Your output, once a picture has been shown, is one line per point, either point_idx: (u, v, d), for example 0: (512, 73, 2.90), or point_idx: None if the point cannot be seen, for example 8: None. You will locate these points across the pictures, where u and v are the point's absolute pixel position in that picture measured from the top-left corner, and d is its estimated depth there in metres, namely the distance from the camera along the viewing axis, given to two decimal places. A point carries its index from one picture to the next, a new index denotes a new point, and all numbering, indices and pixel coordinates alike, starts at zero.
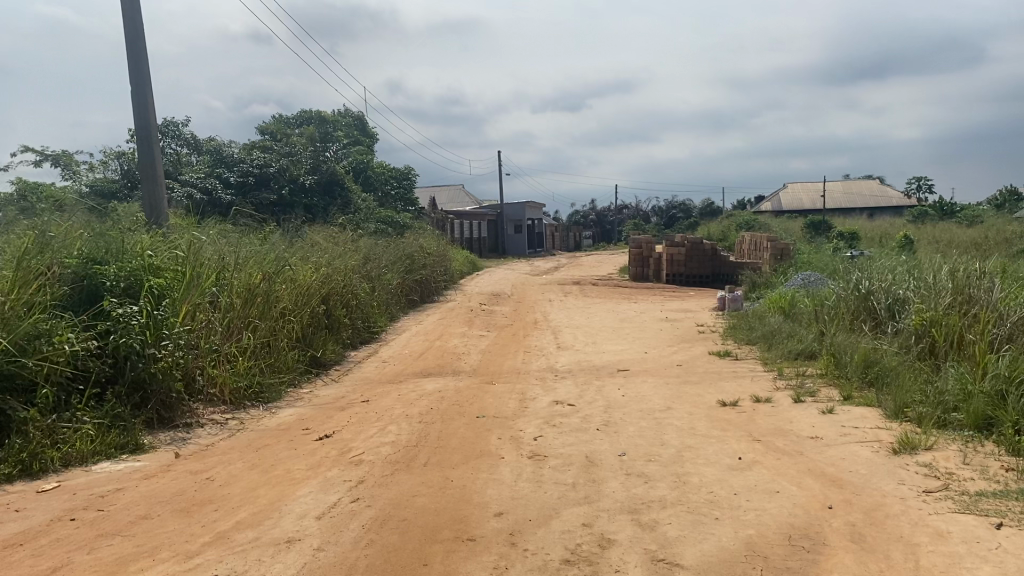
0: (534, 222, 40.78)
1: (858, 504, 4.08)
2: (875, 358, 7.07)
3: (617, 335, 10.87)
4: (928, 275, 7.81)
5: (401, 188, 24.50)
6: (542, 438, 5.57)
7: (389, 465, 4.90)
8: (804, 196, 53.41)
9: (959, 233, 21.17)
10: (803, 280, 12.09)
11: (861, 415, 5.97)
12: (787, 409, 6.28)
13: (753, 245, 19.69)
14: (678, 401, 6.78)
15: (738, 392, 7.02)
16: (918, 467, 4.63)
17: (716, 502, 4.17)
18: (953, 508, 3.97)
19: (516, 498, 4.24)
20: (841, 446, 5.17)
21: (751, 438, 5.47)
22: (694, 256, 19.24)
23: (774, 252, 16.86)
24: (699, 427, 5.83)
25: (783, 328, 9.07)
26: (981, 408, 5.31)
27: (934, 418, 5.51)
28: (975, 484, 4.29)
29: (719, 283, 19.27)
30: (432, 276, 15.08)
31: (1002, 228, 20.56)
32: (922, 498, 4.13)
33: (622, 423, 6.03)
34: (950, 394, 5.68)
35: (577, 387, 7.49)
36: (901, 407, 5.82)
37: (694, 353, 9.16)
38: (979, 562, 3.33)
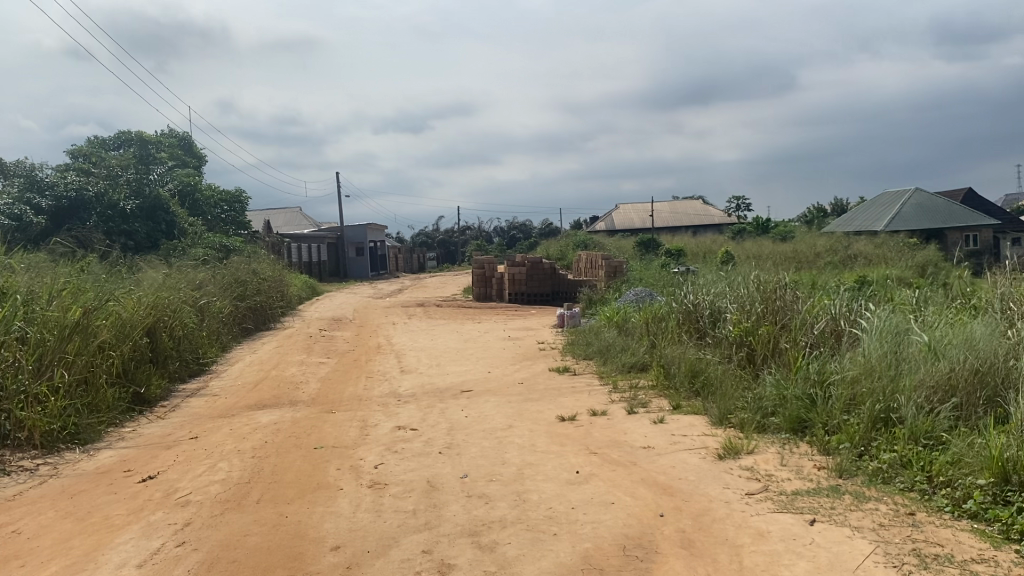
0: (375, 246, 40.36)
1: (687, 510, 4.25)
2: (700, 367, 7.43)
3: (460, 356, 10.89)
4: (745, 288, 8.32)
5: (232, 213, 23.76)
6: (382, 465, 5.48)
7: (218, 505, 4.66)
8: (637, 216, 55.77)
9: (776, 247, 22.70)
10: (635, 296, 12.58)
11: (689, 422, 6.26)
12: (622, 421, 6.49)
13: (590, 263, 20.31)
14: (520, 418, 6.85)
15: (576, 406, 7.18)
16: (741, 470, 4.89)
17: (554, 518, 4.23)
18: (772, 507, 4.21)
19: (354, 530, 4.13)
20: (672, 454, 5.38)
21: (588, 451, 5.59)
22: (535, 276, 19.58)
23: (609, 270, 17.46)
24: (538, 444, 5.92)
25: (617, 343, 9.42)
26: (795, 411, 5.69)
27: (754, 423, 5.85)
28: (791, 484, 4.57)
29: (559, 301, 19.72)
30: (268, 302, 14.57)
31: (812, 243, 22.18)
32: (744, 500, 4.35)
33: (464, 445, 6.03)
34: (768, 399, 6.05)
35: (419, 411, 7.42)
36: (725, 414, 6.15)
37: (535, 371, 9.30)
38: (795, 558, 3.54)
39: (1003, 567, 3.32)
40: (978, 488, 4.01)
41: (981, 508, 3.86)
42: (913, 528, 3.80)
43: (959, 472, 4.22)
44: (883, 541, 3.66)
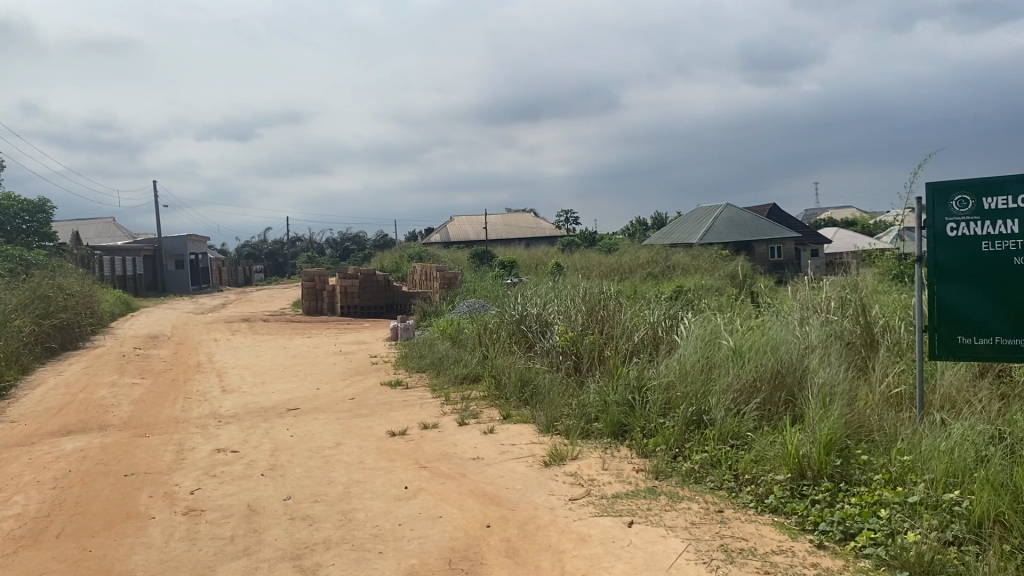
0: (198, 258, 38.49)
1: (513, 519, 4.31)
2: (529, 376, 7.57)
3: (287, 373, 10.55)
4: (571, 299, 8.58)
5: (33, 223, 21.99)
6: (200, 491, 5.21)
7: (10, 543, 4.26)
8: (470, 228, 56.31)
9: (604, 259, 23.58)
10: (469, 307, 12.66)
11: (518, 431, 6.36)
12: (453, 433, 6.50)
13: (424, 276, 20.29)
14: (348, 435, 6.71)
15: (406, 421, 7.13)
16: (565, 477, 5.01)
17: (380, 535, 4.17)
18: (594, 511, 4.34)
19: (166, 561, 3.90)
20: (500, 464, 5.44)
21: (417, 466, 5.56)
22: (368, 289, 19.32)
23: (443, 282, 17.50)
24: (367, 460, 5.82)
25: (450, 355, 9.45)
26: (616, 416, 5.90)
27: (579, 429, 6.03)
28: (611, 487, 4.73)
29: (392, 314, 19.56)
30: (75, 320, 13.54)
31: (636, 255, 23.21)
32: (568, 506, 4.47)
33: (288, 465, 5.84)
34: (591, 405, 6.25)
35: (242, 431, 7.12)
36: (552, 421, 6.29)
37: (365, 386, 9.16)
38: (614, 560, 3.66)
39: (798, 557, 3.58)
40: (778, 484, 4.32)
41: (781, 503, 4.15)
42: (720, 524, 4.03)
43: (761, 470, 4.53)
44: (694, 538, 3.86)
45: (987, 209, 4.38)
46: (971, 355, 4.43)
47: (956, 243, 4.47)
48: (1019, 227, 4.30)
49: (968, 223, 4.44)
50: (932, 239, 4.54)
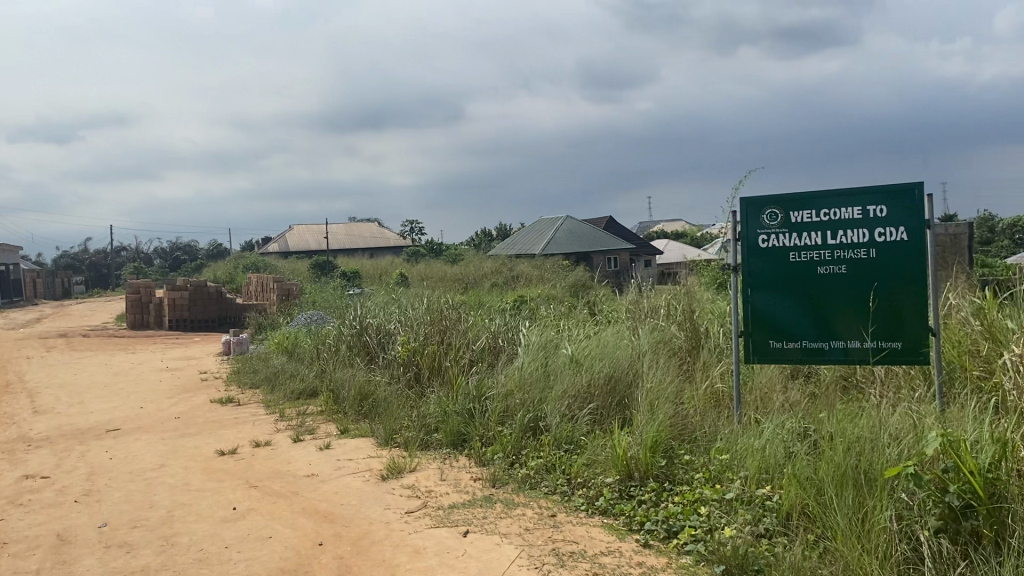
0: (7, 270, 35.49)
1: (346, 535, 4.23)
2: (368, 389, 7.45)
3: (108, 392, 9.91)
4: (412, 310, 8.53)
5: None
6: (2, 522, 4.78)
7: None
8: (311, 238, 55.02)
9: (446, 270, 23.65)
10: (307, 319, 12.34)
11: (355, 445, 6.25)
12: (286, 450, 6.30)
13: (260, 287, 19.62)
14: (173, 456, 6.37)
15: (238, 439, 6.85)
16: (402, 490, 4.96)
17: (205, 559, 3.98)
18: (429, 523, 4.32)
19: None
20: (335, 480, 5.32)
21: (247, 485, 5.34)
22: (199, 301, 18.45)
23: (280, 293, 16.99)
24: (193, 481, 5.55)
25: (286, 369, 9.16)
26: (455, 426, 5.89)
27: (418, 441, 5.96)
28: (447, 497, 4.72)
29: (226, 327, 18.78)
30: None
31: (478, 266, 23.43)
32: (403, 519, 4.43)
33: (106, 490, 5.47)
34: (431, 416, 6.22)
35: (54, 456, 6.60)
36: (391, 433, 6.21)
37: (194, 403, 8.73)
38: (447, 571, 3.66)
39: (625, 556, 3.71)
40: (608, 486, 4.46)
41: (610, 504, 4.29)
42: (553, 529, 4.11)
43: (593, 473, 4.67)
44: (527, 544, 3.92)
45: (794, 223, 4.71)
46: (781, 358, 4.75)
47: (768, 253, 4.78)
48: (821, 238, 4.64)
49: (777, 235, 4.76)
50: (746, 251, 4.84)
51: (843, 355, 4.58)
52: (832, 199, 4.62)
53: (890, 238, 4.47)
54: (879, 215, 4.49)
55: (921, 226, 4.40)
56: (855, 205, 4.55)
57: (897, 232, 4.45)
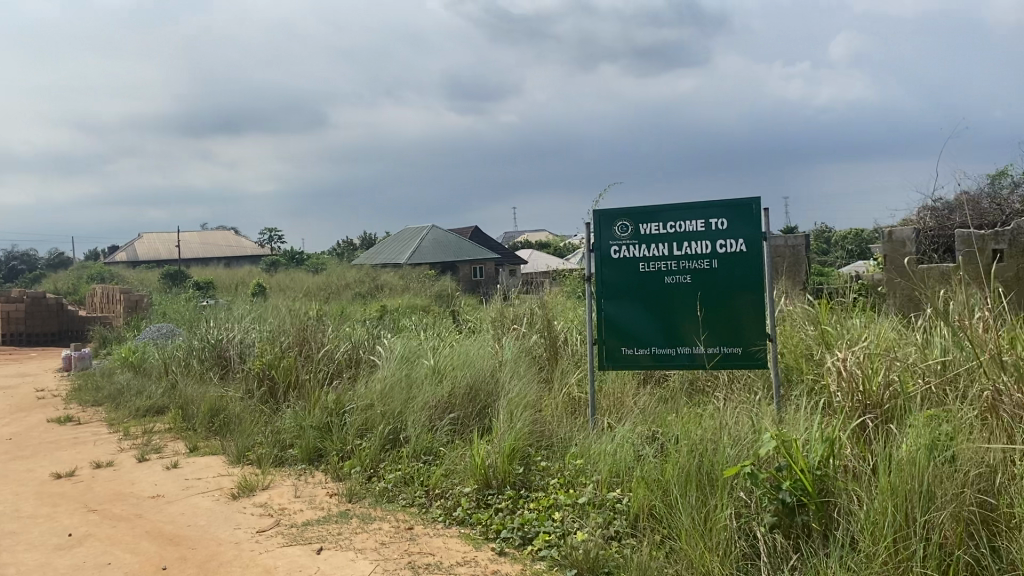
0: None
1: (192, 558, 4.05)
2: (220, 405, 7.16)
3: None
4: (269, 322, 8.27)
5: None
6: None
7: None
8: (164, 246, 52.54)
9: (307, 279, 23.10)
10: (156, 333, 11.75)
11: (205, 464, 5.99)
12: (130, 471, 5.97)
13: (106, 298, 18.54)
14: (2, 481, 5.91)
15: (76, 460, 6.43)
16: (254, 508, 4.80)
17: None
18: (281, 542, 4.20)
19: None
20: (182, 500, 5.08)
21: (85, 510, 5.02)
22: (36, 313, 17.24)
23: (127, 305, 16.11)
24: (23, 508, 5.16)
25: (131, 386, 8.68)
26: (311, 441, 5.73)
27: (272, 457, 5.76)
28: (302, 515, 4.60)
29: (67, 341, 17.63)
30: None
31: (341, 275, 23.00)
32: (254, 538, 4.28)
33: None
34: (287, 431, 6.04)
35: None
36: (243, 450, 5.99)
37: (27, 424, 8.13)
38: None
39: (481, 565, 3.72)
40: (465, 496, 4.47)
41: (467, 514, 4.29)
42: (409, 541, 4.08)
43: (451, 484, 4.67)
44: (382, 559, 3.87)
45: (643, 235, 4.89)
46: (632, 364, 4.91)
47: (619, 264, 4.94)
48: (668, 250, 4.83)
49: (628, 247, 4.92)
50: (599, 261, 4.98)
51: (690, 360, 4.78)
52: (678, 212, 4.83)
53: (730, 249, 4.71)
54: (721, 227, 4.73)
55: (759, 238, 4.66)
56: (699, 218, 4.77)
57: (737, 244, 4.69)
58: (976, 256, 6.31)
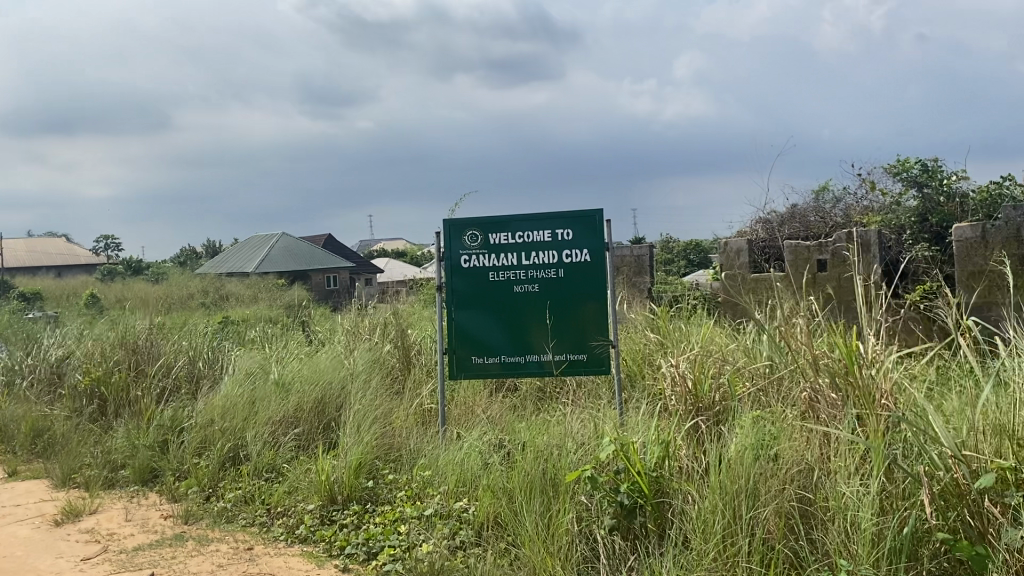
0: None
1: None
2: (44, 425, 6.66)
3: None
4: (100, 336, 7.78)
5: None
6: None
7: None
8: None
9: (147, 289, 21.92)
10: None
11: (25, 489, 5.55)
12: None
13: None
14: None
15: None
16: (79, 535, 4.49)
17: None
18: (109, 569, 3.94)
19: None
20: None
21: None
22: None
23: None
24: None
25: None
26: (145, 461, 5.42)
27: (101, 479, 5.40)
28: (132, 539, 4.34)
29: None
30: None
31: (184, 285, 21.97)
32: (78, 567, 4.00)
33: None
34: (118, 450, 5.68)
35: None
36: (69, 473, 5.59)
37: None
38: None
39: None
40: (308, 513, 4.34)
41: (310, 531, 4.17)
42: (249, 562, 3.92)
43: (295, 501, 4.54)
44: None
45: (492, 244, 4.92)
46: (482, 372, 4.93)
47: (469, 273, 4.94)
48: (517, 259, 4.89)
49: (478, 256, 4.94)
50: (449, 270, 4.96)
51: (538, 368, 4.85)
52: (525, 223, 4.89)
53: (576, 259, 4.83)
54: (566, 238, 4.84)
55: (603, 249, 4.80)
56: (546, 229, 4.86)
57: (582, 254, 4.82)
58: (803, 266, 6.71)
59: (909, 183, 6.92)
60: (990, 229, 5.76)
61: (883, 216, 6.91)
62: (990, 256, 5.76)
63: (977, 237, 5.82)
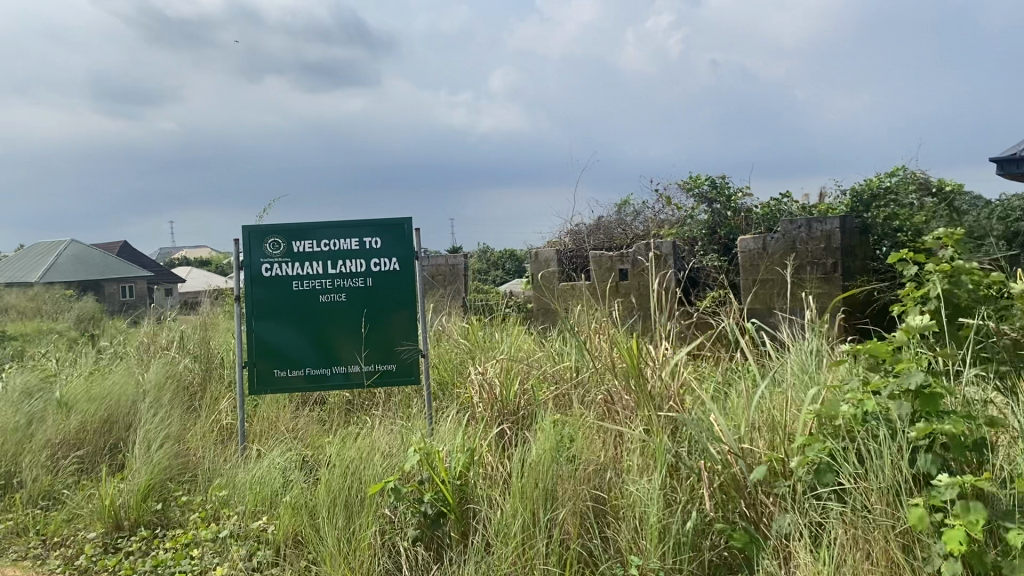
0: None
1: None
2: None
3: None
4: None
5: None
6: None
7: None
8: None
9: None
10: None
11: None
12: None
13: None
14: None
15: None
16: None
17: None
18: None
19: None
20: None
21: None
22: None
23: None
24: None
25: None
26: None
27: None
28: None
29: None
30: None
31: None
32: None
33: None
34: None
35: None
36: None
37: None
38: None
39: None
40: (90, 542, 4.02)
41: (91, 562, 3.84)
42: None
43: (74, 530, 4.19)
44: None
45: (296, 252, 4.78)
46: (285, 386, 4.76)
47: (271, 282, 4.77)
48: (322, 268, 4.78)
49: (280, 264, 4.78)
50: (249, 279, 4.76)
51: (345, 380, 4.76)
52: (331, 230, 4.80)
53: (384, 267, 4.79)
54: (374, 246, 4.80)
55: (410, 258, 4.80)
56: (353, 237, 4.79)
57: (390, 263, 4.79)
58: (607, 274, 7.05)
59: (700, 198, 7.41)
60: (770, 241, 6.25)
61: (678, 229, 7.38)
62: (770, 264, 6.25)
63: (759, 248, 6.32)
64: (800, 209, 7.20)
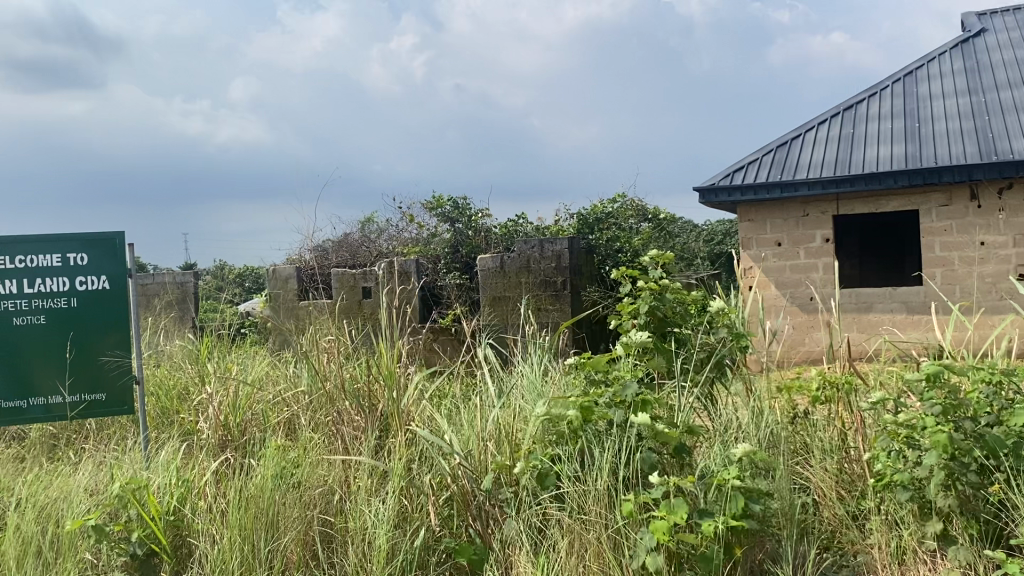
0: None
1: None
2: None
3: None
4: None
5: None
6: None
7: None
8: None
9: None
10: None
11: None
12: None
13: None
14: None
15: None
16: None
17: None
18: None
19: None
20: None
21: None
22: None
23: None
24: None
25: None
26: None
27: None
28: None
29: None
30: None
31: None
32: None
33: None
34: None
35: None
36: None
37: None
38: None
39: None
40: None
41: None
42: None
43: None
44: None
45: None
46: None
47: None
48: (16, 288, 4.29)
49: None
50: None
51: (44, 413, 4.31)
52: (27, 245, 4.31)
53: (91, 286, 4.38)
54: (80, 262, 4.37)
55: (122, 275, 4.42)
56: (54, 252, 4.33)
57: (99, 281, 4.39)
58: (349, 293, 6.96)
59: (443, 218, 7.56)
60: (507, 260, 6.49)
61: (421, 248, 7.46)
62: (507, 283, 6.49)
63: (496, 267, 6.53)
64: (535, 230, 7.59)
